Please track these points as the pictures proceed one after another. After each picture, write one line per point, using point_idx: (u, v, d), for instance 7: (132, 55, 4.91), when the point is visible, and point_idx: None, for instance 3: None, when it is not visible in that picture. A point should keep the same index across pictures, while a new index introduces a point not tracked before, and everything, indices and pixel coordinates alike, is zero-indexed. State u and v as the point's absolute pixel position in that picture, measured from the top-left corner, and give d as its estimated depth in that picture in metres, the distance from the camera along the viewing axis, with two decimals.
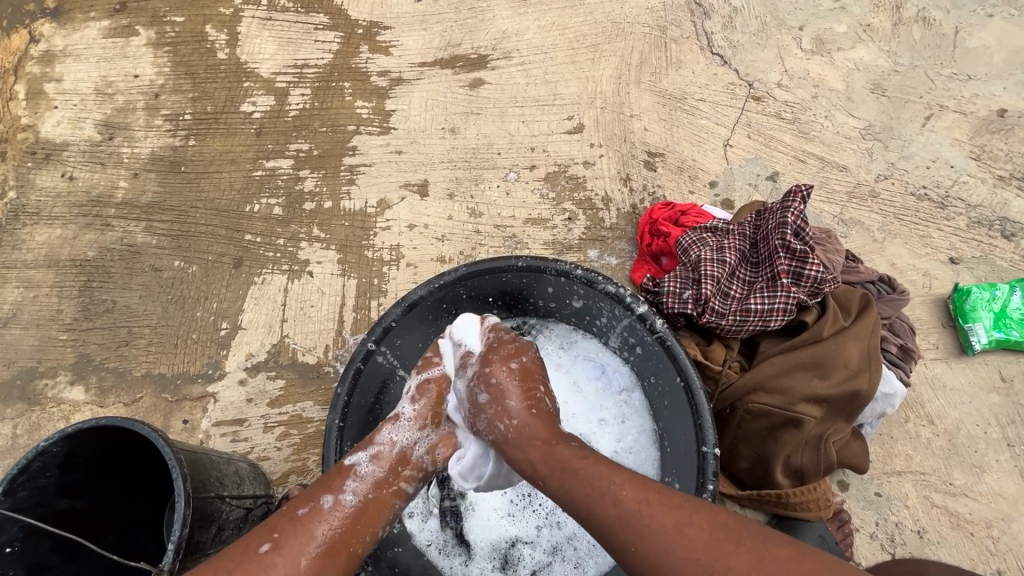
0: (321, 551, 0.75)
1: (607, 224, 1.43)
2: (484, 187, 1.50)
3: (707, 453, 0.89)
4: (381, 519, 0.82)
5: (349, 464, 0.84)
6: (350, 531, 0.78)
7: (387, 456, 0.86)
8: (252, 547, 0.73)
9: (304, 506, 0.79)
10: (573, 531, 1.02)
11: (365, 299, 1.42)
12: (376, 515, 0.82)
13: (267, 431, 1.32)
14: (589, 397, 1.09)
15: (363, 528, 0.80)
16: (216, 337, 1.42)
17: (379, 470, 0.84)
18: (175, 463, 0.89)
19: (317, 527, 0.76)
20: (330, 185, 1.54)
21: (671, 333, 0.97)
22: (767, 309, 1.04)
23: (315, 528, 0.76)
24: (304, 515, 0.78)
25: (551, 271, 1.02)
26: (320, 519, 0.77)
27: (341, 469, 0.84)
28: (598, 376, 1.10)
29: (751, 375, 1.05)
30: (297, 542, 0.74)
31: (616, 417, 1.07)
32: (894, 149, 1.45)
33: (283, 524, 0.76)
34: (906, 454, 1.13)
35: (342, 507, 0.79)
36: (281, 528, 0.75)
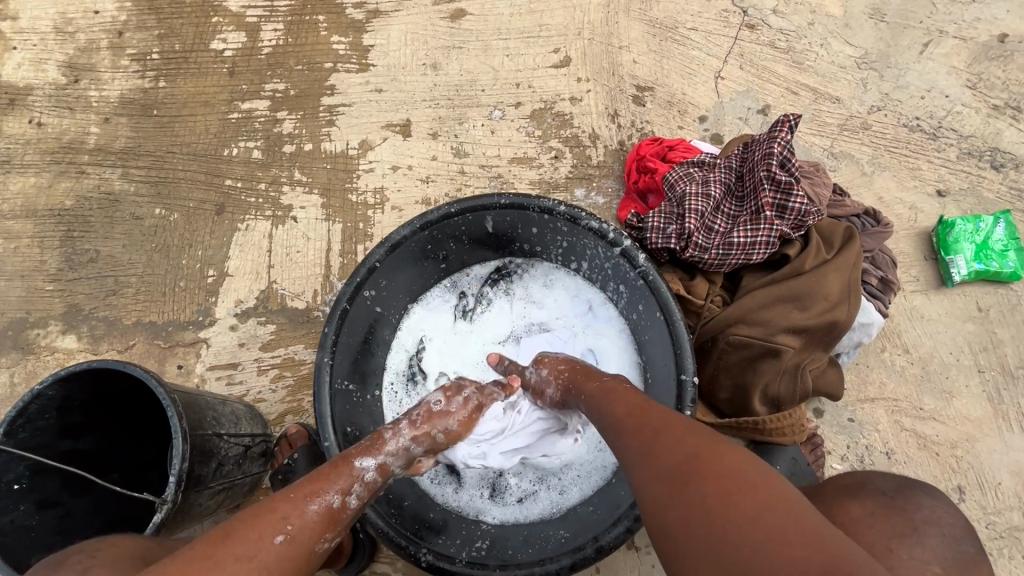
0: (317, 545, 0.70)
1: (594, 161, 1.39)
2: (468, 126, 1.46)
3: (686, 380, 0.91)
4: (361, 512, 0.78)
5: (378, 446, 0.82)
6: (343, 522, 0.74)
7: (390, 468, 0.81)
8: (265, 537, 0.66)
9: (315, 501, 0.72)
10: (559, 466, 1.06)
11: (352, 244, 1.41)
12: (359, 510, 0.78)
13: (261, 373, 1.33)
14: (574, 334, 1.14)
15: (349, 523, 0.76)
16: (204, 284, 1.42)
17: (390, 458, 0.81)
18: (169, 401, 0.91)
19: (320, 523, 0.71)
20: (310, 127, 1.50)
21: (653, 268, 0.95)
22: (750, 242, 1.01)
23: (321, 524, 0.71)
24: (314, 509, 0.71)
25: (535, 209, 1.00)
26: (324, 515, 0.72)
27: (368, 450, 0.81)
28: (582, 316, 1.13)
29: (732, 308, 1.07)
30: (302, 534, 0.69)
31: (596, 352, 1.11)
32: (889, 79, 1.40)
33: (293, 511, 0.69)
34: (880, 381, 1.17)
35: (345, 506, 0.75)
36: (296, 520, 0.69)
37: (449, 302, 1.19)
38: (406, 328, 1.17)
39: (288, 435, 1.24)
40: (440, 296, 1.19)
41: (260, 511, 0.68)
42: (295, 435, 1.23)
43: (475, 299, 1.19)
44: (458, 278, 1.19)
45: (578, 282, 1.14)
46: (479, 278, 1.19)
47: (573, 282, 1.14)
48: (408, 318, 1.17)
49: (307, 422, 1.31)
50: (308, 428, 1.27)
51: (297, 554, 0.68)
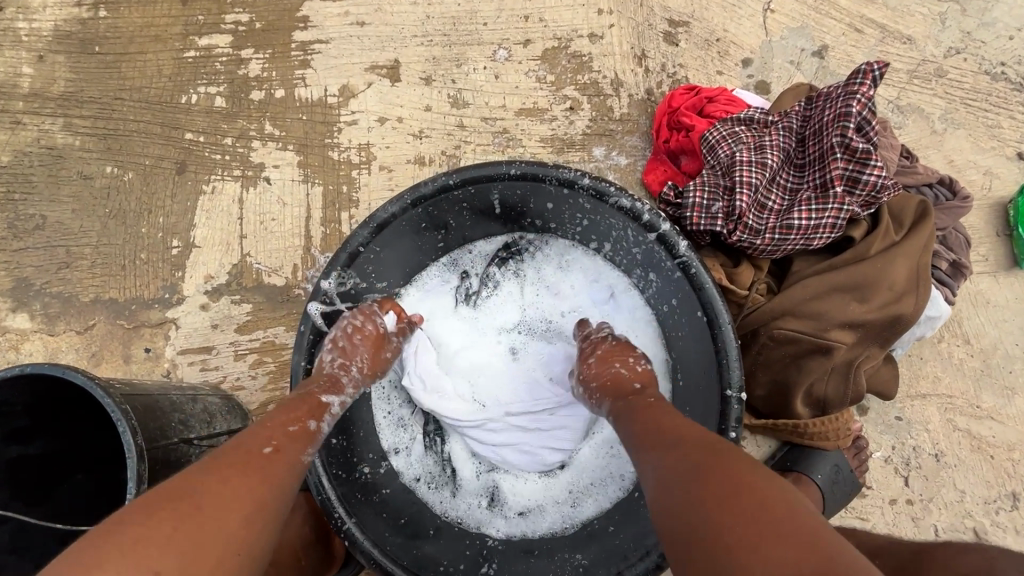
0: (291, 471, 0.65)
1: (617, 114, 1.18)
2: (467, 69, 1.24)
3: (732, 397, 0.75)
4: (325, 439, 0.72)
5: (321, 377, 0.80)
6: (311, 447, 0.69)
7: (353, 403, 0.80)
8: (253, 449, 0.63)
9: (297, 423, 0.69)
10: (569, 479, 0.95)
11: (335, 211, 1.22)
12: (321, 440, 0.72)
13: (238, 359, 1.19)
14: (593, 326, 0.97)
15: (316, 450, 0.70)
16: (169, 257, 1.24)
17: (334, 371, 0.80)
18: (118, 414, 0.77)
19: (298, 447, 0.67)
20: (281, 69, 1.28)
21: (696, 257, 0.78)
22: (813, 224, 0.83)
23: (299, 450, 0.67)
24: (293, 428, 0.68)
25: (552, 180, 0.82)
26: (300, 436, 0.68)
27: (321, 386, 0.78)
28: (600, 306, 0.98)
29: (780, 299, 0.91)
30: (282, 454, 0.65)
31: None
32: (972, 14, 1.17)
33: (277, 427, 0.67)
34: (933, 376, 1.04)
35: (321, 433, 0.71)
36: (276, 437, 0.66)
37: (449, 284, 1.02)
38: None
39: None
40: (438, 276, 1.01)
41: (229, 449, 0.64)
42: None
43: (478, 280, 1.02)
44: (459, 256, 1.01)
45: (599, 264, 0.97)
46: (483, 256, 1.02)
47: (594, 265, 0.97)
48: (399, 303, 1.00)
49: None
50: None
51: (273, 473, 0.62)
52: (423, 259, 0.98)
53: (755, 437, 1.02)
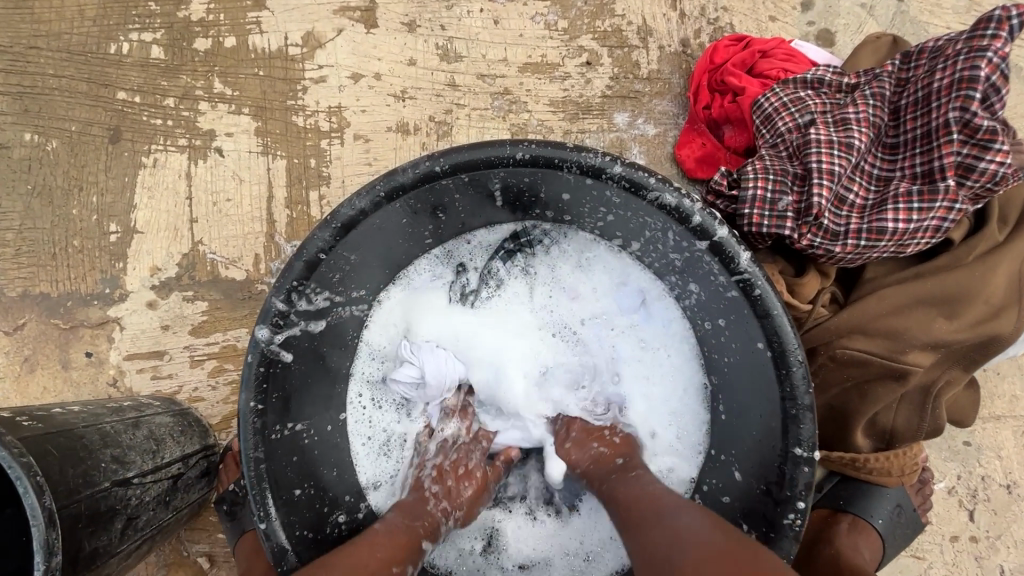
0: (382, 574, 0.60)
1: (644, 71, 0.96)
2: (460, 12, 1.00)
3: (802, 459, 0.60)
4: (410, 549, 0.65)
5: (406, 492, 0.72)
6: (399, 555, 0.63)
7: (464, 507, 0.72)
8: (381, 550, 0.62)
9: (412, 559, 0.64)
10: (581, 530, 0.80)
11: (302, 190, 1.02)
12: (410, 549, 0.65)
13: (195, 366, 1.02)
14: (624, 343, 0.79)
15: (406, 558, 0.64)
16: (107, 245, 1.05)
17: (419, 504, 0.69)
18: (17, 473, 0.60)
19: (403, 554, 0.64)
20: (230, 11, 1.04)
21: (761, 273, 0.60)
22: (911, 228, 0.65)
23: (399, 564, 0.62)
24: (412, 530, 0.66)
25: (571, 167, 0.63)
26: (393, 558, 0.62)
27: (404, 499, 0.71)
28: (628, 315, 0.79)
29: (847, 313, 0.74)
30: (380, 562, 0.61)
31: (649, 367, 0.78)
32: None
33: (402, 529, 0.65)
34: (1012, 395, 0.88)
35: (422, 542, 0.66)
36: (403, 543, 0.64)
37: (441, 279, 0.83)
38: (378, 322, 0.82)
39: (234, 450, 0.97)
40: (430, 273, 0.82)
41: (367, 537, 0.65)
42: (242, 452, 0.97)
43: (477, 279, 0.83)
44: (454, 248, 0.82)
45: (630, 261, 0.77)
46: (485, 247, 0.82)
47: (624, 263, 0.78)
48: (380, 308, 0.81)
49: None
50: None
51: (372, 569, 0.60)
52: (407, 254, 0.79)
53: None
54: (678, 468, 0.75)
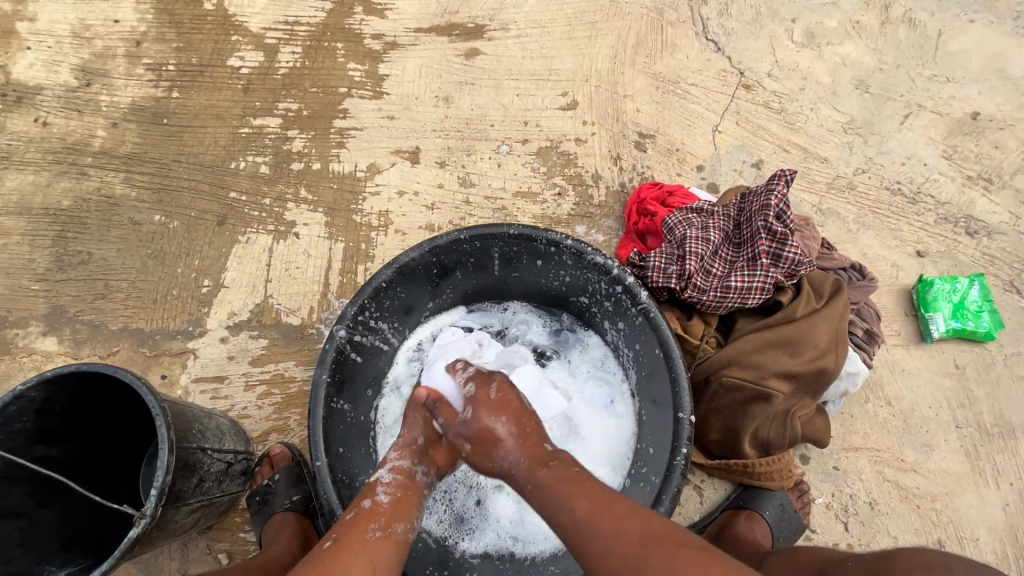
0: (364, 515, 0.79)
1: (596, 201, 1.44)
2: (476, 158, 1.51)
3: (683, 418, 0.90)
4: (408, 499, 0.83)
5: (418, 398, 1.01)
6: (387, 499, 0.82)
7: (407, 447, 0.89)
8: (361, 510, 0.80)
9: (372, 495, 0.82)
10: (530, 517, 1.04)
11: (352, 263, 1.41)
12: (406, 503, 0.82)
13: (248, 389, 1.31)
14: (593, 420, 1.09)
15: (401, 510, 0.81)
16: (198, 294, 1.40)
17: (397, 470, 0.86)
18: (159, 411, 0.89)
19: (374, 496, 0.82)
20: (319, 147, 1.53)
21: (654, 305, 0.98)
22: (746, 286, 1.06)
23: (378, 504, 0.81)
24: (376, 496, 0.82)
25: (542, 240, 1.03)
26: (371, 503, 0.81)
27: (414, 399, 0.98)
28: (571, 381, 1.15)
29: (726, 350, 1.09)
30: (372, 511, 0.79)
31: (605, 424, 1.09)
32: (873, 145, 1.50)
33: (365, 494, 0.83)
34: (863, 432, 1.20)
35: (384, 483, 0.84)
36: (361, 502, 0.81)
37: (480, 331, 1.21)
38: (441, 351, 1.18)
39: (270, 455, 1.21)
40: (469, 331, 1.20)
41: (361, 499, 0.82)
42: (276, 456, 1.20)
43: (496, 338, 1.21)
44: (483, 321, 1.21)
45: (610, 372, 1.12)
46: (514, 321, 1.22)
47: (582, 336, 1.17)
48: (406, 340, 1.17)
49: (290, 441, 1.27)
50: (293, 449, 1.23)
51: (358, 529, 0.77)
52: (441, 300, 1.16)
53: (713, 483, 1.16)
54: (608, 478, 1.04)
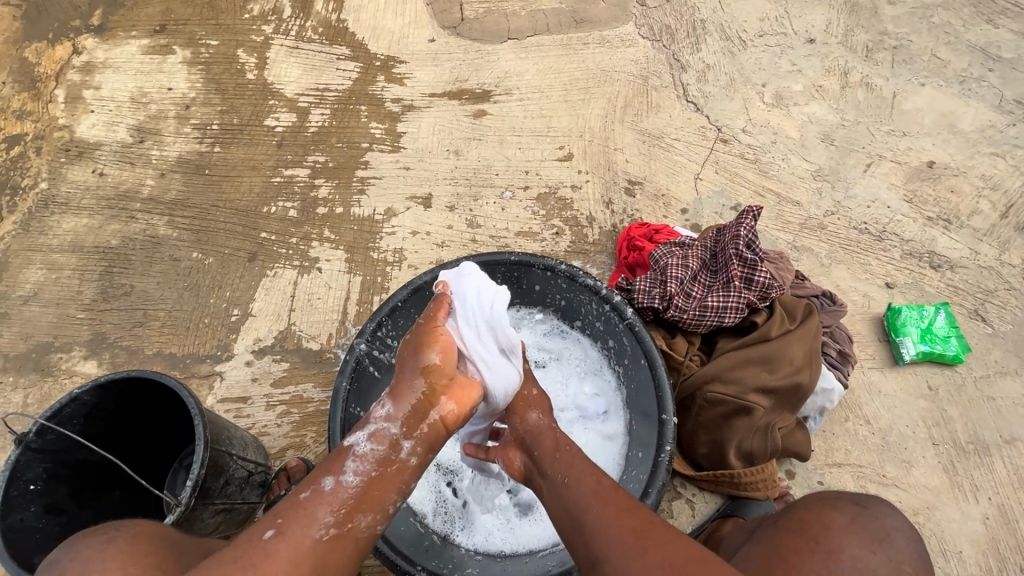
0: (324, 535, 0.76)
1: (590, 239, 1.60)
2: (482, 202, 1.68)
3: (666, 419, 1.02)
4: (389, 496, 0.82)
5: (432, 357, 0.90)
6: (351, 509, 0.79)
7: (387, 437, 0.84)
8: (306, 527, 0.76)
9: (308, 489, 0.79)
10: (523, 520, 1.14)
11: (369, 294, 1.56)
12: (381, 492, 0.82)
13: (269, 409, 1.41)
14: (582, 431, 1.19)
15: (372, 508, 0.80)
16: (227, 322, 1.53)
17: (379, 448, 0.83)
18: (198, 411, 1.01)
19: (318, 510, 0.77)
20: (343, 194, 1.71)
21: (639, 321, 1.10)
22: (722, 305, 1.20)
23: (317, 511, 0.77)
24: (307, 497, 0.79)
25: (539, 266, 1.17)
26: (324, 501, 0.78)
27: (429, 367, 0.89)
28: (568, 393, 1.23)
29: (708, 367, 1.20)
30: (297, 530, 0.75)
31: (597, 433, 1.18)
32: (840, 190, 1.66)
33: (288, 510, 0.77)
34: (845, 448, 1.28)
35: (342, 487, 0.80)
36: (285, 514, 0.77)
37: None
38: None
39: (287, 469, 1.30)
40: None
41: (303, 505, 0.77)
42: (292, 468, 1.29)
43: None
44: None
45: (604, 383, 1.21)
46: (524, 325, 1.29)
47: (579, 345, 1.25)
48: None
49: (306, 457, 1.36)
50: (307, 463, 1.32)
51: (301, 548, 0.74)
52: None
53: (703, 495, 1.23)
54: None
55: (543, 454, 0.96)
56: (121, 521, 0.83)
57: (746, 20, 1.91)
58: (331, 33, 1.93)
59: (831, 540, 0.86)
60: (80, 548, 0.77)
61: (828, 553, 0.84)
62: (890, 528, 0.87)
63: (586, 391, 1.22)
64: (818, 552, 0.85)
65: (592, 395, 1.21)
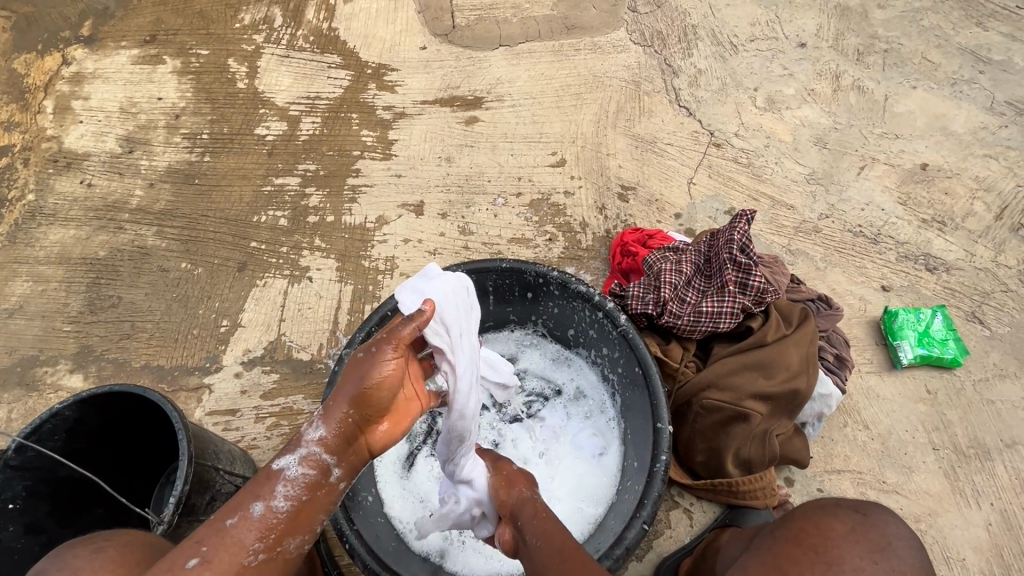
0: (255, 560, 0.75)
1: (584, 245, 1.59)
2: (474, 209, 1.67)
3: (661, 428, 0.99)
4: (318, 517, 0.81)
5: (377, 385, 0.81)
6: (284, 534, 0.77)
7: (320, 459, 0.80)
8: (233, 555, 0.73)
9: (233, 516, 0.76)
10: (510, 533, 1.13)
11: (360, 303, 1.53)
12: (313, 513, 0.80)
13: (259, 421, 1.39)
14: (575, 451, 1.17)
15: (301, 529, 0.79)
16: (216, 333, 1.51)
17: (311, 473, 0.80)
18: (182, 425, 0.98)
19: (245, 538, 0.75)
20: (334, 202, 1.70)
21: (633, 328, 1.08)
22: (717, 311, 1.18)
23: (244, 539, 0.75)
24: (233, 524, 0.76)
25: (531, 273, 1.15)
26: (252, 530, 0.75)
27: (370, 396, 0.81)
28: (564, 418, 1.23)
29: (704, 373, 1.18)
30: (225, 555, 0.73)
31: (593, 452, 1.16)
32: (834, 193, 1.65)
33: (211, 536, 0.74)
34: (844, 454, 1.26)
35: (272, 513, 0.77)
36: (209, 541, 0.73)
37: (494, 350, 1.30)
38: None
39: None
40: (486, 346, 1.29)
41: (228, 536, 0.74)
42: None
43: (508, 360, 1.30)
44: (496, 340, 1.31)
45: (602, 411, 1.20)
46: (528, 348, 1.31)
47: (579, 371, 1.26)
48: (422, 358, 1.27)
49: None
50: None
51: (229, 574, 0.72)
52: None
53: (701, 504, 1.21)
54: (587, 506, 1.09)
55: (524, 522, 0.94)
56: (111, 531, 0.80)
57: (737, 25, 1.92)
58: (322, 42, 1.93)
59: (832, 550, 0.83)
60: (68, 557, 0.74)
61: (827, 564, 0.81)
62: (891, 536, 0.84)
63: (585, 416, 1.21)
64: (818, 563, 0.82)
65: (590, 417, 1.21)
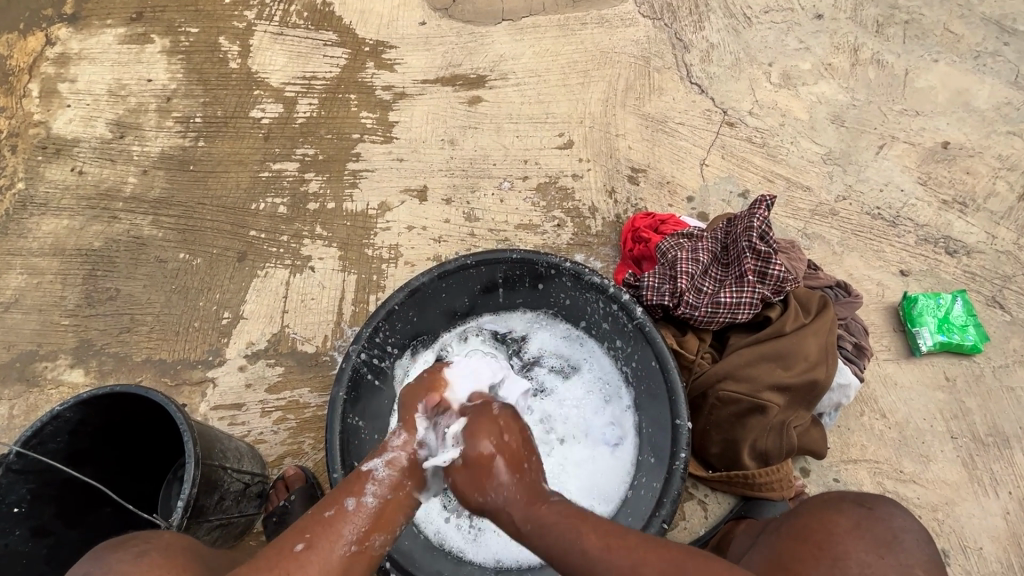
0: (349, 550, 0.77)
1: (594, 231, 1.54)
2: (479, 194, 1.61)
3: (681, 424, 0.96)
4: (399, 517, 0.83)
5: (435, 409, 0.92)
6: (374, 528, 0.80)
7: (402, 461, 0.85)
8: (331, 545, 0.76)
9: (331, 508, 0.80)
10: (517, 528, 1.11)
11: (365, 294, 1.50)
12: (397, 512, 0.83)
13: (265, 415, 1.37)
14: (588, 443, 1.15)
15: (387, 526, 0.81)
16: (218, 326, 1.48)
17: (395, 474, 0.84)
18: (187, 427, 0.95)
19: (342, 528, 0.78)
20: (334, 187, 1.64)
21: (649, 320, 1.04)
22: (735, 301, 1.14)
23: (342, 530, 0.78)
24: (330, 516, 0.79)
25: (543, 263, 1.11)
26: (348, 522, 0.79)
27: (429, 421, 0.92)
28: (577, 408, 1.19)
29: (720, 364, 1.15)
30: (325, 545, 0.76)
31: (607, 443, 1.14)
32: (852, 173, 1.59)
33: (313, 525, 0.78)
34: (860, 444, 1.24)
35: (363, 509, 0.80)
36: (312, 529, 0.77)
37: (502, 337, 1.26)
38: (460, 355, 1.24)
39: (284, 477, 1.26)
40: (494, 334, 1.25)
41: (326, 524, 0.78)
42: (290, 478, 1.24)
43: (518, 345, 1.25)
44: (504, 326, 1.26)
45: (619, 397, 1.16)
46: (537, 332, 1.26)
47: (590, 350, 1.21)
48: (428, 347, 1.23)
49: (305, 465, 1.32)
50: (305, 471, 1.27)
51: (330, 564, 0.75)
52: (464, 303, 1.21)
53: (715, 494, 1.20)
54: (599, 502, 1.08)
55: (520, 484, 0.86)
56: (137, 536, 0.79)
57: None
58: (316, 18, 1.84)
59: (837, 546, 0.83)
60: (113, 561, 0.74)
61: (833, 560, 0.81)
62: (898, 531, 0.84)
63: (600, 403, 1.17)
64: (823, 560, 0.82)
65: (604, 406, 1.17)
